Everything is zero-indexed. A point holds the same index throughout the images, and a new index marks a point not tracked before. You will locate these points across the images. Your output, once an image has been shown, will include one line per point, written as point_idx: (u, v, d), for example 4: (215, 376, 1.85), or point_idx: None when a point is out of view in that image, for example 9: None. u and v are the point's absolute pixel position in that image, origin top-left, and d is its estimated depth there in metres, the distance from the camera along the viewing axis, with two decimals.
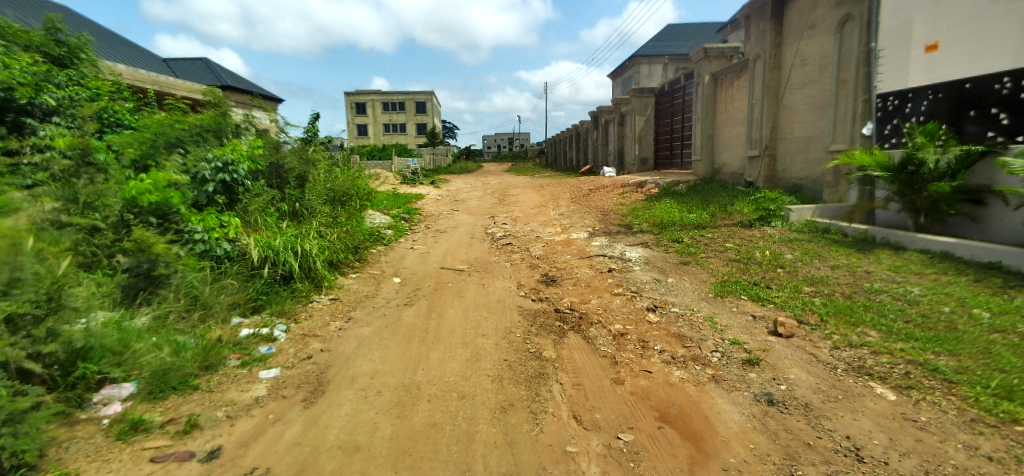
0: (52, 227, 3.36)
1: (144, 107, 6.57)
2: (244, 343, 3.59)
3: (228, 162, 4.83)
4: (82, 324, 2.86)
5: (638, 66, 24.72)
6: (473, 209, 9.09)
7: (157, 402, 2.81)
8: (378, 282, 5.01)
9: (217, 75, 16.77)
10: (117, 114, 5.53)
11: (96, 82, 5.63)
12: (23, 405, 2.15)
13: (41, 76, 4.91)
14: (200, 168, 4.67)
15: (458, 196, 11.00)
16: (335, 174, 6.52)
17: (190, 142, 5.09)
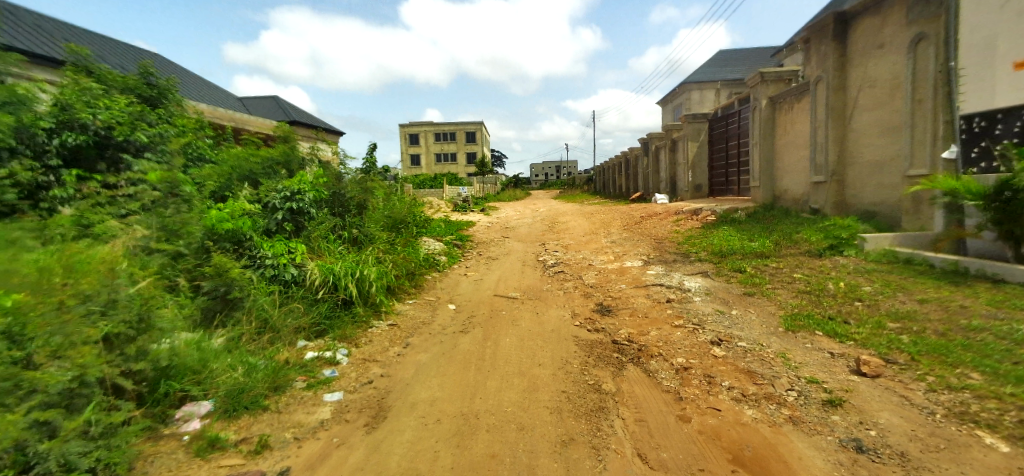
0: (141, 254, 3.59)
1: (222, 143, 7.19)
2: (309, 365, 3.73)
3: (296, 191, 5.17)
4: (167, 343, 3.13)
5: (688, 92, 24.51)
6: (524, 236, 9.17)
7: (232, 420, 2.98)
8: (434, 308, 5.11)
9: (286, 111, 18.13)
10: (199, 149, 6.05)
11: (183, 121, 6.22)
12: (116, 420, 2.49)
13: (134, 115, 5.46)
14: (270, 197, 5.04)
15: (508, 223, 11.17)
16: (393, 202, 6.77)
17: (261, 175, 5.52)
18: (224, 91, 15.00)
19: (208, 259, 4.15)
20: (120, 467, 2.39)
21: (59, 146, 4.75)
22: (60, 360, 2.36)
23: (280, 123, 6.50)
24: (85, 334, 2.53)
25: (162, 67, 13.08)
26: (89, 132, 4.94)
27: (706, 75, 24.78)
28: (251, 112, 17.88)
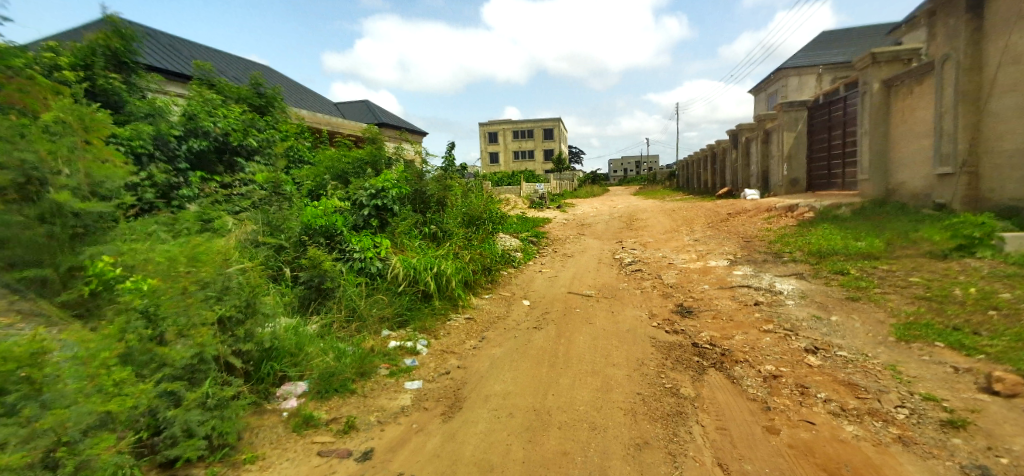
0: (249, 246, 4.27)
1: (320, 145, 7.87)
2: (392, 353, 3.98)
3: (381, 189, 5.48)
4: (270, 327, 3.50)
5: (786, 79, 22.42)
6: (601, 233, 9.00)
7: (323, 401, 3.36)
8: (509, 303, 5.19)
9: (376, 114, 19.39)
10: (300, 152, 6.68)
11: (287, 126, 6.90)
12: (228, 394, 2.91)
13: (246, 123, 6.23)
14: (359, 195, 5.44)
15: (586, 220, 11.04)
16: (471, 199, 6.92)
17: (351, 174, 5.94)
18: (323, 98, 16.41)
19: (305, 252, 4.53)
20: (229, 436, 2.84)
21: (187, 151, 5.41)
22: (185, 338, 2.84)
23: (368, 125, 6.91)
24: (203, 316, 2.94)
25: (272, 79, 14.61)
26: (209, 138, 5.61)
27: (807, 59, 22.49)
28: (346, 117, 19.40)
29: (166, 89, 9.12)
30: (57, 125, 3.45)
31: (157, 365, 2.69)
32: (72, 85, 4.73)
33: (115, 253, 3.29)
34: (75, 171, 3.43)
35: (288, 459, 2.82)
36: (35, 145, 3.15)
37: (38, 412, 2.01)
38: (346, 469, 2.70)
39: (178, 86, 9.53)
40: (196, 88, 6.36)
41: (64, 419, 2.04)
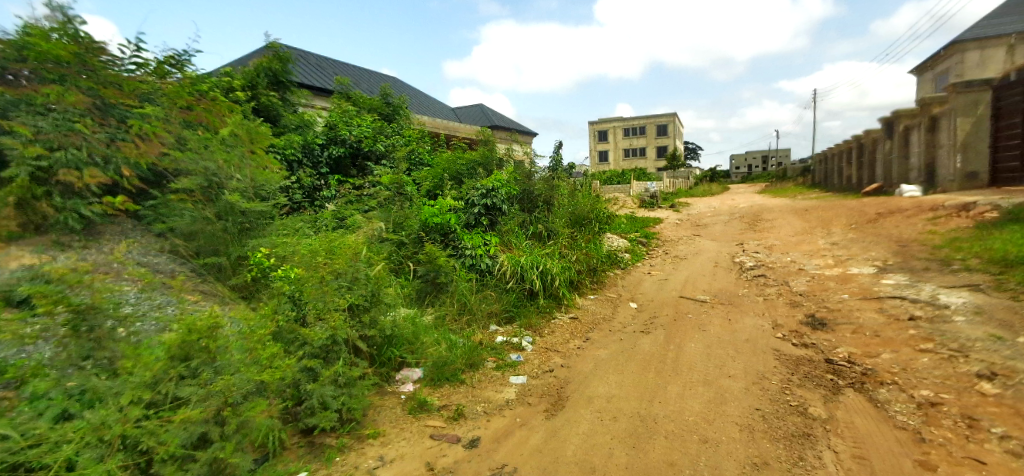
0: (376, 240, 4.66)
1: (438, 147, 8.41)
2: (498, 348, 4.16)
3: (492, 189, 5.56)
4: (391, 315, 3.83)
5: (961, 53, 18.61)
6: (719, 234, 8.40)
7: (436, 388, 3.64)
8: (616, 305, 5.07)
9: (489, 118, 20.34)
10: (419, 154, 7.04)
11: (410, 131, 7.50)
12: (355, 374, 3.23)
13: (377, 130, 6.95)
14: (471, 194, 5.60)
15: (701, 220, 10.42)
16: (579, 199, 6.63)
17: (466, 175, 6.22)
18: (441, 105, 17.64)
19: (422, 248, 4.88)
20: (355, 412, 3.15)
21: (328, 157, 6.14)
22: (322, 322, 3.21)
23: (483, 128, 7.19)
24: (335, 303, 3.30)
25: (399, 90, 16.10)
26: (346, 145, 6.28)
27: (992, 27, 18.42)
28: (462, 119, 20.66)
29: (314, 104, 10.91)
30: (231, 138, 4.15)
31: (300, 343, 3.12)
32: (242, 106, 5.57)
33: (269, 245, 3.82)
34: (244, 175, 4.08)
35: (404, 438, 3.09)
36: (214, 155, 3.88)
37: (212, 377, 2.51)
38: (455, 454, 2.89)
39: (322, 99, 11.32)
40: (337, 102, 7.44)
41: (229, 385, 2.45)
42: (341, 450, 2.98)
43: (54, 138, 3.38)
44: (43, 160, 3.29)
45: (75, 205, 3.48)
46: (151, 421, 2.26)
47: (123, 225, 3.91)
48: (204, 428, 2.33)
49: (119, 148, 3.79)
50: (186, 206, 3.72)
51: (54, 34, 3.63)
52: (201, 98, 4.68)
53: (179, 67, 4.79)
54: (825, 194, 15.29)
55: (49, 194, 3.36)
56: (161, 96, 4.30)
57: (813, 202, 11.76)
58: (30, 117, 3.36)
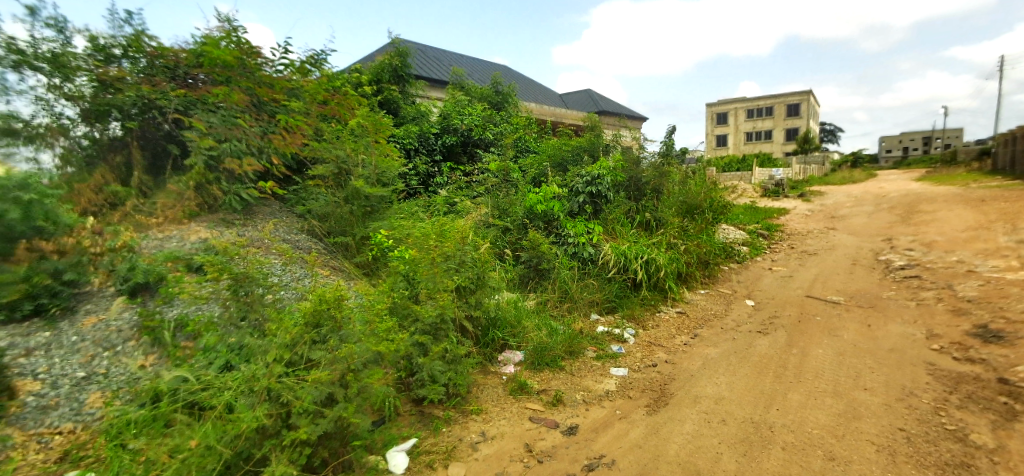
0: (483, 226, 4.92)
1: (545, 135, 8.47)
2: (599, 338, 4.13)
3: (597, 176, 5.41)
4: (495, 298, 3.99)
5: None
6: (859, 228, 7.40)
7: (536, 372, 3.72)
8: (729, 302, 4.75)
9: (596, 104, 20.05)
10: (526, 142, 7.23)
11: (518, 120, 7.66)
12: (461, 353, 3.40)
13: (486, 118, 7.21)
14: (576, 182, 5.51)
15: (837, 211, 9.28)
16: (690, 186, 6.22)
17: (570, 162, 6.19)
18: (547, 94, 17.88)
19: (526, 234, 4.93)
20: (461, 388, 3.33)
21: (441, 145, 6.51)
22: (433, 300, 3.40)
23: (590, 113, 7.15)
24: (445, 284, 3.48)
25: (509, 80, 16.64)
26: (458, 133, 6.67)
27: None
28: (569, 106, 20.70)
29: (429, 94, 11.74)
30: (359, 128, 4.55)
31: (412, 319, 3.32)
32: (368, 100, 6.06)
33: (388, 228, 4.11)
34: (368, 162, 4.40)
35: (505, 417, 3.18)
36: (344, 145, 4.29)
37: (338, 344, 2.72)
38: (553, 438, 2.91)
39: (436, 90, 12.13)
40: (451, 93, 7.86)
41: (352, 353, 2.64)
42: (447, 422, 3.16)
43: (222, 131, 3.98)
44: (213, 150, 3.90)
45: (237, 189, 4.10)
46: (289, 378, 2.50)
47: (271, 207, 4.50)
48: (331, 389, 2.50)
49: (270, 140, 4.33)
50: (322, 191, 4.23)
51: (223, 42, 4.24)
52: (335, 94, 5.13)
53: (318, 66, 5.22)
54: (1009, 181, 12.48)
55: (218, 179, 4.05)
56: (303, 92, 4.78)
57: (989, 191, 9.76)
58: (206, 114, 4.01)
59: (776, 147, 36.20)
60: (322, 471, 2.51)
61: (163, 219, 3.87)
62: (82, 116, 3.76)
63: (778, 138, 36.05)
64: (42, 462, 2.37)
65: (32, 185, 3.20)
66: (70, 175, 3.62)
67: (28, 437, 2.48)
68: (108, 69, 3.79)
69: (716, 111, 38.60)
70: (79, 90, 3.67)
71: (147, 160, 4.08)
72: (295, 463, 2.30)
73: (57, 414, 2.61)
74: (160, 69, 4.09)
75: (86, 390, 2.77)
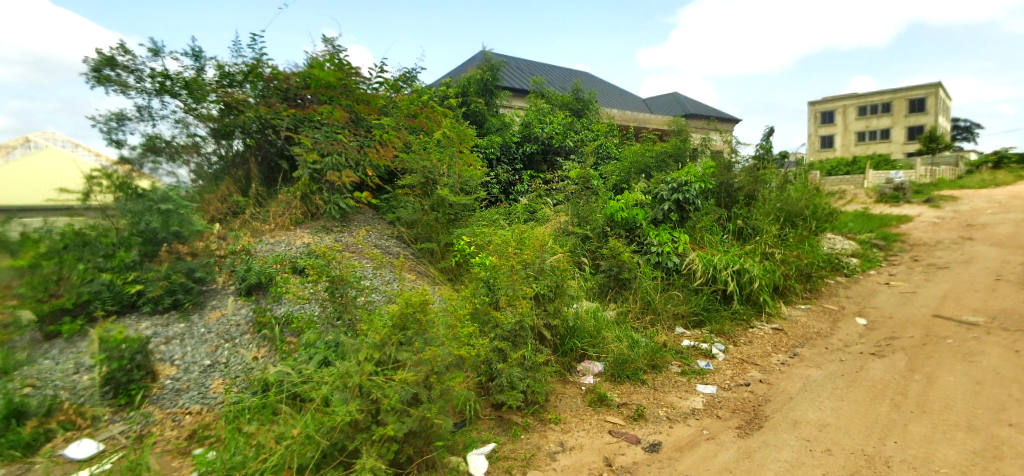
0: (562, 234, 4.89)
1: (627, 141, 8.31)
2: (684, 353, 3.95)
3: (683, 182, 5.11)
4: (574, 307, 3.95)
5: None
6: (1006, 239, 6.36)
7: (617, 384, 3.63)
8: (836, 319, 4.32)
9: (683, 107, 19.34)
10: (608, 148, 7.16)
11: (599, 126, 7.58)
12: (540, 360, 3.40)
13: (567, 126, 7.24)
14: (659, 189, 5.25)
15: (974, 219, 8.06)
16: (789, 192, 5.77)
17: (655, 168, 5.99)
18: (628, 100, 17.58)
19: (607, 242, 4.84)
20: (540, 396, 3.32)
21: (523, 153, 6.68)
22: (512, 307, 3.42)
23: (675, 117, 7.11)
24: (523, 292, 3.48)
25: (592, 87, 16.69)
26: (539, 142, 6.77)
27: None
28: (653, 110, 20.16)
29: (512, 104, 12.07)
30: (445, 139, 4.74)
31: (493, 325, 3.36)
32: (454, 112, 6.32)
33: (471, 234, 4.23)
34: (453, 171, 4.57)
35: (584, 429, 3.11)
36: (430, 155, 4.49)
37: (422, 346, 2.77)
38: (634, 455, 2.79)
39: (519, 100, 12.43)
40: (532, 102, 8.00)
41: (435, 356, 2.69)
42: (526, 429, 3.15)
43: (324, 146, 4.40)
44: (317, 164, 4.37)
45: (336, 199, 4.45)
46: (379, 376, 2.60)
47: (366, 215, 4.80)
48: (416, 390, 2.59)
49: (366, 153, 4.64)
50: (410, 200, 4.48)
51: (327, 64, 4.67)
52: (423, 108, 5.35)
53: (409, 83, 5.58)
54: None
55: (320, 190, 4.46)
56: (395, 107, 5.09)
57: None
58: (312, 131, 4.46)
59: (894, 145, 32.29)
60: (409, 467, 2.58)
61: (274, 225, 4.27)
62: (211, 135, 4.36)
63: (896, 137, 32.03)
64: (175, 439, 2.73)
65: (172, 198, 3.79)
66: (202, 187, 4.26)
67: (165, 415, 2.87)
68: (233, 93, 4.28)
69: (818, 108, 35.17)
70: (209, 113, 4.22)
71: (262, 173, 4.67)
72: (384, 458, 2.40)
73: (188, 396, 2.97)
74: (274, 91, 4.50)
75: (211, 376, 3.13)
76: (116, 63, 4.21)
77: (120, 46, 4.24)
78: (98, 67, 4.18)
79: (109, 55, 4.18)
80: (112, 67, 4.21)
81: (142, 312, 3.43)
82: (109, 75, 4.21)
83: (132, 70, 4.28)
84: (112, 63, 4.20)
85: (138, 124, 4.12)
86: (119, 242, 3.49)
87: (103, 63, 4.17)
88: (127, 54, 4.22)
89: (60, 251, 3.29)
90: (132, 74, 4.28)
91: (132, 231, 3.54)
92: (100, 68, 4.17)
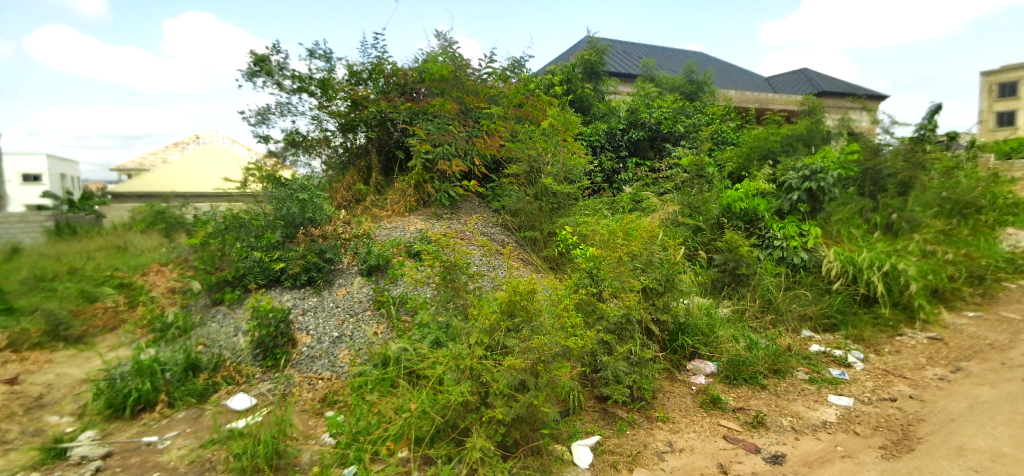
0: (671, 225, 4.67)
1: (745, 125, 7.71)
2: (813, 359, 3.58)
3: (817, 169, 4.46)
4: (685, 302, 3.74)
5: None
6: None
7: (733, 387, 3.37)
8: (1019, 331, 3.60)
9: (813, 83, 17.36)
10: (724, 133, 6.70)
11: (714, 109, 7.07)
12: (647, 356, 3.24)
13: (678, 111, 6.88)
14: (788, 177, 4.72)
15: None
16: (958, 179, 4.94)
17: (781, 152, 5.49)
18: (744, 81, 16.30)
19: (722, 234, 4.49)
20: (646, 392, 3.18)
21: (628, 140, 6.48)
22: (618, 299, 3.29)
23: (808, 95, 6.66)
24: (631, 284, 3.32)
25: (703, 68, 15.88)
26: (646, 128, 6.55)
27: None
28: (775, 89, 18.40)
29: (618, 90, 11.78)
30: (550, 128, 4.73)
31: (597, 317, 3.24)
32: (559, 100, 6.29)
33: (573, 224, 4.22)
34: (557, 160, 4.54)
35: (695, 431, 2.92)
36: (536, 144, 4.54)
37: (529, 335, 2.73)
38: (753, 465, 2.54)
39: (626, 85, 12.17)
40: (643, 87, 7.83)
41: (543, 344, 2.58)
42: (631, 425, 3.03)
43: (437, 137, 4.62)
44: (430, 154, 4.60)
45: (446, 187, 4.66)
46: (487, 360, 2.62)
47: (472, 203, 4.90)
48: (524, 376, 2.54)
49: (474, 143, 4.79)
50: (514, 188, 4.56)
51: (441, 58, 4.92)
52: (529, 96, 5.37)
53: (517, 72, 5.66)
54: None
55: (432, 179, 4.71)
56: (503, 97, 5.18)
57: None
58: (426, 123, 4.72)
59: None
60: (515, 452, 2.58)
61: (391, 212, 4.58)
62: (339, 129, 4.83)
63: None
64: (311, 400, 3.03)
65: (309, 188, 4.19)
66: (331, 177, 4.96)
67: (303, 378, 3.19)
68: (358, 90, 4.66)
69: None
70: (338, 109, 4.67)
71: (382, 163, 5.03)
72: (492, 439, 2.44)
73: (321, 363, 3.28)
74: (393, 86, 4.83)
75: (338, 347, 3.40)
76: (268, 61, 4.76)
77: (273, 46, 4.79)
78: (255, 64, 4.77)
79: (264, 54, 4.73)
80: (265, 65, 4.77)
81: (283, 287, 3.85)
82: (262, 72, 4.79)
83: (280, 67, 4.81)
84: (266, 61, 4.76)
85: (281, 119, 4.66)
86: (267, 225, 3.99)
87: (259, 61, 4.75)
88: (278, 53, 4.75)
89: (224, 231, 4.01)
90: (279, 71, 4.81)
91: (276, 216, 4.02)
92: (256, 65, 4.76)
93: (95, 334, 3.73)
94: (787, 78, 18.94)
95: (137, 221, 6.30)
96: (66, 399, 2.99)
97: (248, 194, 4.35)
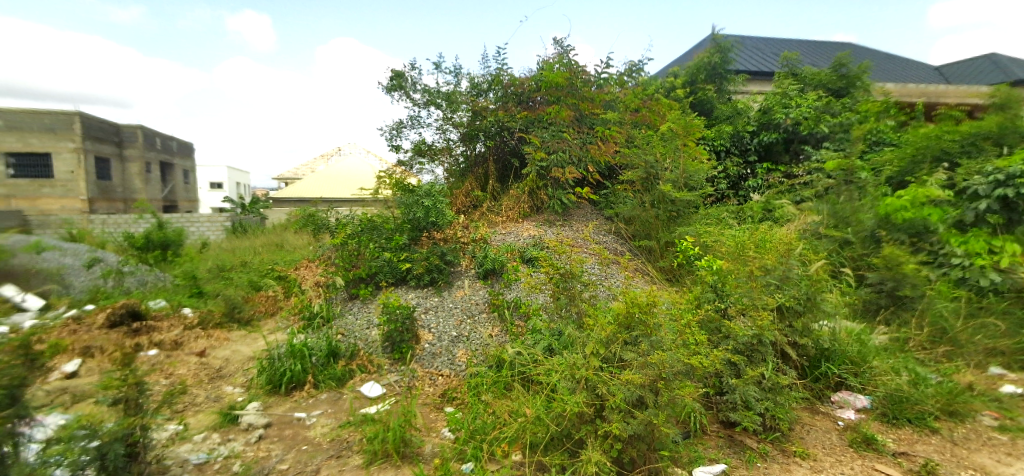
0: (812, 237, 4.26)
1: (908, 123, 6.70)
2: (1005, 403, 2.92)
3: (1016, 173, 3.82)
4: (830, 325, 3.30)
5: None
6: None
7: (892, 427, 2.87)
8: None
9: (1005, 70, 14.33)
10: (881, 133, 5.89)
11: (867, 106, 6.12)
12: (783, 382, 2.88)
13: (822, 108, 5.99)
14: (974, 182, 4.05)
15: None
16: None
17: (960, 155, 4.62)
18: (904, 72, 14.09)
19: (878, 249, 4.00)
20: (782, 423, 2.81)
21: (758, 144, 6.15)
22: (747, 317, 2.96)
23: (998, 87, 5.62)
24: (765, 301, 2.99)
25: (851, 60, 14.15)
26: (780, 130, 6.00)
27: None
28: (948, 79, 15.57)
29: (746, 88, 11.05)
30: (669, 132, 4.54)
31: (723, 335, 2.98)
32: (681, 103, 6.03)
33: (694, 233, 3.95)
34: (677, 166, 4.33)
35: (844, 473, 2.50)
36: (654, 150, 4.37)
37: (649, 349, 2.55)
38: None
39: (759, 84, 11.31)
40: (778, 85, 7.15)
41: (664, 361, 2.43)
42: (763, 457, 2.70)
43: (551, 144, 4.66)
44: (544, 162, 4.67)
45: (559, 194, 4.69)
46: (603, 372, 2.51)
47: (585, 210, 4.90)
48: (642, 392, 2.40)
49: (588, 150, 4.76)
50: (630, 196, 4.46)
51: (557, 65, 4.96)
52: (648, 101, 5.23)
53: (636, 74, 5.49)
54: None
55: (546, 186, 4.78)
56: (619, 102, 5.09)
57: None
58: (541, 131, 4.78)
59: None
60: (631, 470, 2.44)
61: (505, 218, 4.70)
62: (461, 138, 5.16)
63: None
64: (433, 395, 3.19)
65: (433, 193, 4.49)
66: (451, 183, 5.26)
67: (425, 373, 3.38)
68: (480, 101, 4.97)
69: None
70: (461, 120, 5.00)
71: (498, 171, 5.19)
72: (608, 454, 2.31)
73: (442, 360, 3.44)
74: (511, 96, 5.00)
75: (457, 346, 3.55)
76: (403, 77, 5.23)
77: (409, 63, 5.24)
78: (392, 81, 5.26)
79: (400, 71, 5.21)
80: (400, 80, 5.24)
81: (409, 286, 4.17)
82: (398, 88, 5.26)
83: (413, 82, 5.25)
84: (402, 76, 5.23)
85: (411, 130, 5.05)
86: (395, 228, 4.36)
87: (396, 76, 5.23)
88: (412, 69, 5.19)
89: (360, 233, 4.44)
90: (411, 87, 5.24)
91: (404, 220, 4.36)
92: (393, 81, 5.25)
93: (260, 318, 4.37)
94: (965, 65, 15.88)
95: (292, 222, 7.35)
96: (238, 372, 3.52)
97: (380, 199, 4.81)
